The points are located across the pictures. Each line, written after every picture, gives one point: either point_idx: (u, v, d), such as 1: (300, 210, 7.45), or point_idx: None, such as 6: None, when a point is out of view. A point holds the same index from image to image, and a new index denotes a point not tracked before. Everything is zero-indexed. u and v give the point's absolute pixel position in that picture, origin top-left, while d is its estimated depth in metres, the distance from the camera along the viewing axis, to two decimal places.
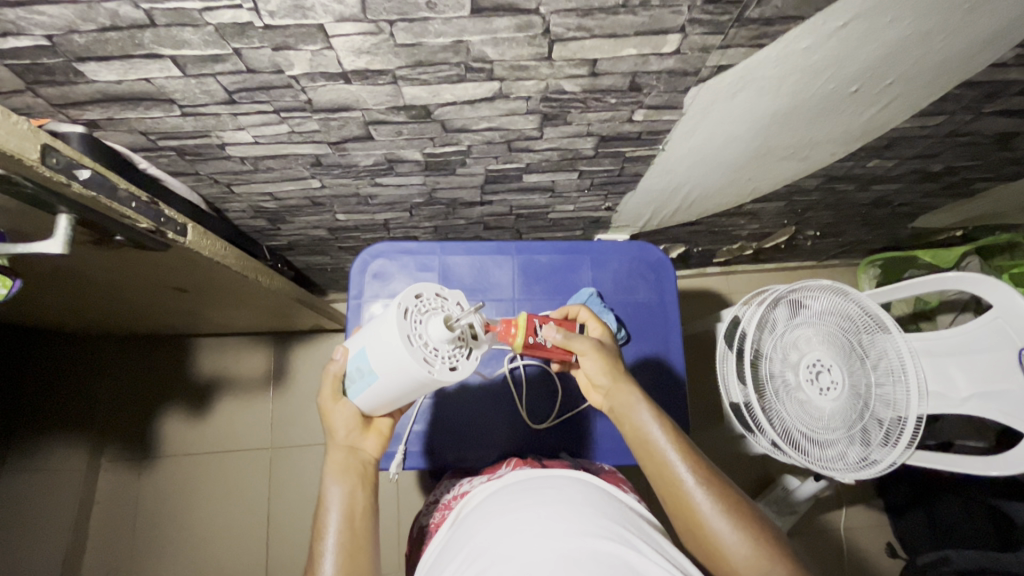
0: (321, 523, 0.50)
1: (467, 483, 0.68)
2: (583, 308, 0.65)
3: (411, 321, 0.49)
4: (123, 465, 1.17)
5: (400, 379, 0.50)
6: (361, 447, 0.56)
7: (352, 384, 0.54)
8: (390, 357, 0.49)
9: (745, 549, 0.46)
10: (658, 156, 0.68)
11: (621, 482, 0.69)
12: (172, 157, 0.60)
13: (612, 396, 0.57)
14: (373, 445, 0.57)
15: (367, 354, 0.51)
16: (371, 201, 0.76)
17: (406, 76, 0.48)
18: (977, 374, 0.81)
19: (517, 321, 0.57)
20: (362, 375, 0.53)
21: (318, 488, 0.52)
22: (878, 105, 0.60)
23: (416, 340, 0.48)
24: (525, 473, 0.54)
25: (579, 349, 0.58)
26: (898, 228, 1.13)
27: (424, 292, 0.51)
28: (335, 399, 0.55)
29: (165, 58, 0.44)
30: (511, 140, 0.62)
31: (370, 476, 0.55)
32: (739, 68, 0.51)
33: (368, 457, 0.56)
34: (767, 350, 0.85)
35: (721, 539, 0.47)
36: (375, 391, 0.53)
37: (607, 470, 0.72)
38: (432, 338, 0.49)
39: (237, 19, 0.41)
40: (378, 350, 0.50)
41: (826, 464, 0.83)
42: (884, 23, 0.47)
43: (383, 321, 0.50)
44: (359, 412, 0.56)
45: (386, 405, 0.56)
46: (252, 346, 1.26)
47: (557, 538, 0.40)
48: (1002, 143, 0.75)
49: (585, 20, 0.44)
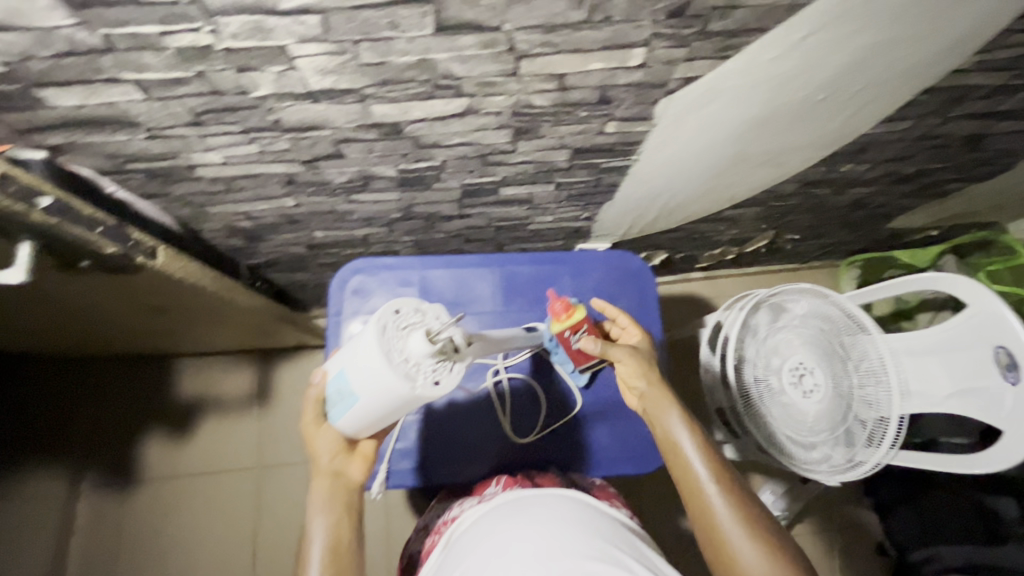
0: (305, 557, 0.51)
1: (455, 508, 0.66)
2: (625, 315, 0.72)
3: (390, 337, 0.49)
4: (104, 490, 1.15)
5: (382, 400, 0.49)
6: (345, 472, 0.54)
7: (331, 408, 0.53)
8: (371, 376, 0.49)
9: (757, 559, 0.47)
10: (633, 167, 0.69)
11: (613, 496, 0.71)
12: (142, 181, 0.59)
13: (646, 397, 0.60)
14: (357, 469, 0.55)
15: (348, 375, 0.50)
16: (348, 217, 0.75)
17: (375, 94, 0.48)
18: (956, 374, 0.85)
19: (572, 313, 0.68)
20: (344, 397, 0.51)
21: (305, 520, 0.53)
22: (848, 111, 0.60)
23: (396, 357, 0.48)
24: (513, 493, 0.53)
25: (617, 356, 0.62)
26: (876, 230, 1.14)
27: (402, 306, 0.50)
28: (318, 425, 0.54)
29: (127, 82, 0.43)
30: (484, 154, 0.62)
31: (355, 505, 0.54)
32: (706, 79, 0.52)
33: (353, 483, 0.54)
34: (749, 355, 0.94)
35: (734, 547, 0.48)
36: (358, 413, 0.51)
37: (600, 486, 0.73)
38: (413, 353, 0.49)
39: (198, 43, 0.40)
40: (357, 373, 0.49)
41: (811, 466, 0.91)
42: (846, 34, 0.47)
43: (362, 339, 0.50)
44: (342, 436, 0.54)
45: (370, 429, 0.54)
46: (236, 363, 1.25)
47: (546, 563, 0.39)
48: (971, 145, 0.76)
49: (550, 36, 0.44)
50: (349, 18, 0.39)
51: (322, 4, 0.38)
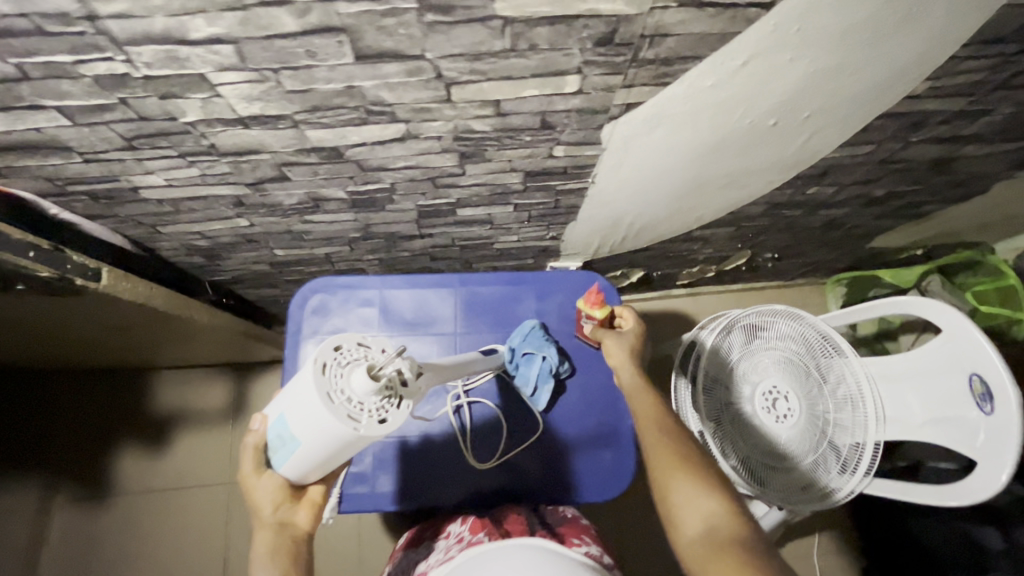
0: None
1: (423, 555, 0.66)
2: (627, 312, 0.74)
3: (331, 376, 0.47)
4: (75, 505, 1.14)
5: (326, 441, 0.48)
6: (292, 520, 0.54)
7: (274, 454, 0.53)
8: (310, 418, 0.48)
9: (679, 483, 0.53)
10: (590, 189, 0.68)
11: (584, 530, 0.67)
12: (87, 202, 0.58)
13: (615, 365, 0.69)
14: (304, 516, 0.55)
15: (286, 419, 0.50)
16: (306, 236, 0.74)
17: (306, 120, 0.48)
18: (931, 402, 0.83)
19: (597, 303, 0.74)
20: (285, 442, 0.51)
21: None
22: (803, 135, 0.59)
23: (338, 397, 0.47)
24: (474, 550, 0.52)
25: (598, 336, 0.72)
26: (857, 249, 1.12)
27: (344, 342, 0.48)
28: (256, 474, 0.53)
29: (50, 108, 0.43)
30: (434, 177, 0.61)
31: (301, 554, 0.53)
32: (648, 105, 0.51)
33: (299, 531, 0.54)
34: (722, 376, 0.93)
35: (662, 474, 0.55)
36: (301, 457, 0.51)
37: (570, 519, 0.70)
38: (356, 392, 0.47)
39: (114, 71, 0.40)
40: (299, 416, 0.48)
41: (784, 495, 0.88)
42: (784, 61, 0.46)
43: (302, 378, 0.48)
44: (284, 482, 0.54)
45: (317, 472, 0.53)
46: (212, 377, 1.24)
47: None
48: (940, 168, 0.74)
49: (476, 64, 0.43)
50: (264, 47, 0.39)
51: (233, 34, 0.37)
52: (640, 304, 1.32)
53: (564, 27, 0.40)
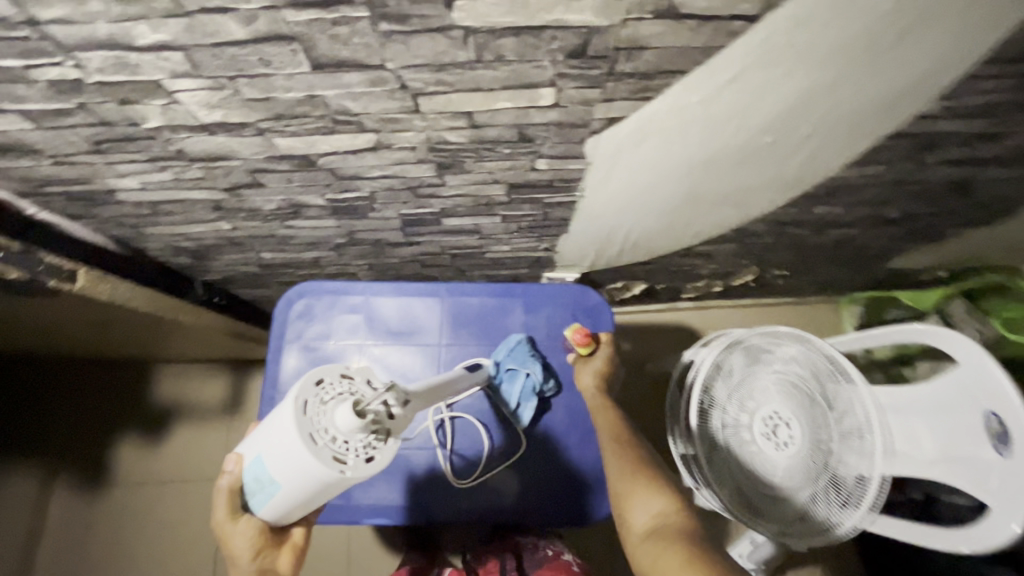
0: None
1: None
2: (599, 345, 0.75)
3: (313, 416, 0.45)
4: (74, 491, 1.17)
5: (307, 484, 0.46)
6: (271, 567, 0.52)
7: (252, 497, 0.50)
8: (290, 462, 0.46)
9: (637, 490, 0.61)
10: (579, 202, 0.65)
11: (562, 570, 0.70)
12: (65, 203, 0.58)
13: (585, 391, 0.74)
14: (285, 562, 0.53)
15: (265, 462, 0.48)
16: (291, 241, 0.73)
17: (272, 128, 0.46)
18: (943, 438, 0.78)
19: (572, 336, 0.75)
20: (264, 486, 0.49)
21: None
22: (803, 154, 0.56)
23: (321, 438, 0.45)
24: None
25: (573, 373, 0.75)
26: (874, 269, 1.06)
27: (325, 376, 0.46)
28: (233, 520, 0.50)
29: (11, 111, 0.42)
30: (413, 187, 0.59)
31: None
32: (632, 119, 0.48)
33: None
34: (720, 399, 0.87)
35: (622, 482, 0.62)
36: (282, 500, 0.49)
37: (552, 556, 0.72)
38: (340, 431, 0.45)
39: (67, 76, 0.39)
40: (277, 459, 0.46)
41: (780, 526, 0.84)
42: (776, 77, 0.43)
43: (282, 417, 0.46)
44: (264, 526, 0.51)
45: (297, 513, 0.51)
46: (211, 372, 1.25)
47: None
48: (960, 191, 0.69)
49: (442, 74, 0.41)
50: (216, 55, 0.37)
51: (180, 41, 0.36)
52: (644, 315, 1.28)
53: (530, 38, 0.37)
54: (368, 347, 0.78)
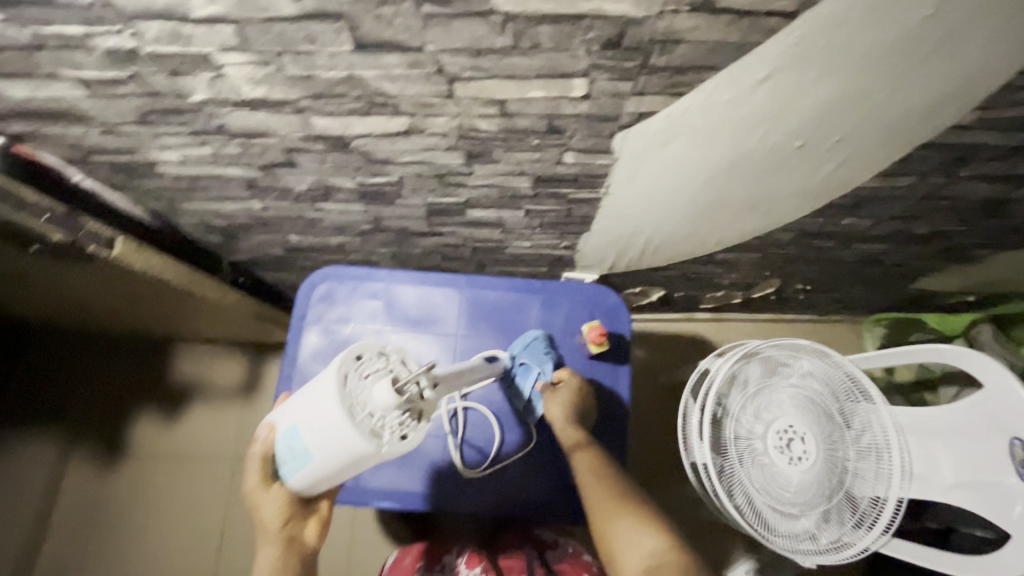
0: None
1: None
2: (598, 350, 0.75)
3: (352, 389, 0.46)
4: (90, 462, 1.19)
5: (342, 455, 0.47)
6: (297, 536, 0.54)
7: (283, 465, 0.51)
8: (327, 433, 0.46)
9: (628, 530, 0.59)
10: (604, 200, 0.66)
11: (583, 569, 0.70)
12: (108, 172, 0.60)
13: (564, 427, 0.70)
14: (311, 532, 0.55)
15: (301, 432, 0.48)
16: (319, 224, 0.75)
17: (311, 107, 0.48)
18: (963, 463, 0.77)
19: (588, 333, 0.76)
20: (297, 455, 0.49)
21: None
22: (832, 162, 0.55)
23: (360, 411, 0.45)
24: None
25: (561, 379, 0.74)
26: (899, 289, 1.04)
27: (365, 351, 0.47)
28: (265, 487, 0.52)
29: (68, 78, 0.45)
30: (442, 175, 0.60)
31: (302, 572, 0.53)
32: (662, 116, 0.48)
33: (305, 547, 0.54)
34: (734, 409, 0.85)
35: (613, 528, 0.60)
36: (313, 471, 0.49)
37: (570, 555, 0.72)
38: (378, 406, 0.46)
39: (124, 45, 0.41)
40: (315, 430, 0.47)
41: (794, 544, 0.81)
42: (809, 79, 0.43)
43: (321, 388, 0.46)
44: (292, 497, 0.53)
45: (323, 485, 0.52)
46: (229, 354, 1.27)
47: None
48: (992, 210, 0.68)
49: (479, 60, 0.42)
50: (265, 30, 0.39)
51: (233, 15, 0.37)
52: (660, 324, 1.27)
53: (567, 27, 0.38)
54: (385, 333, 0.79)
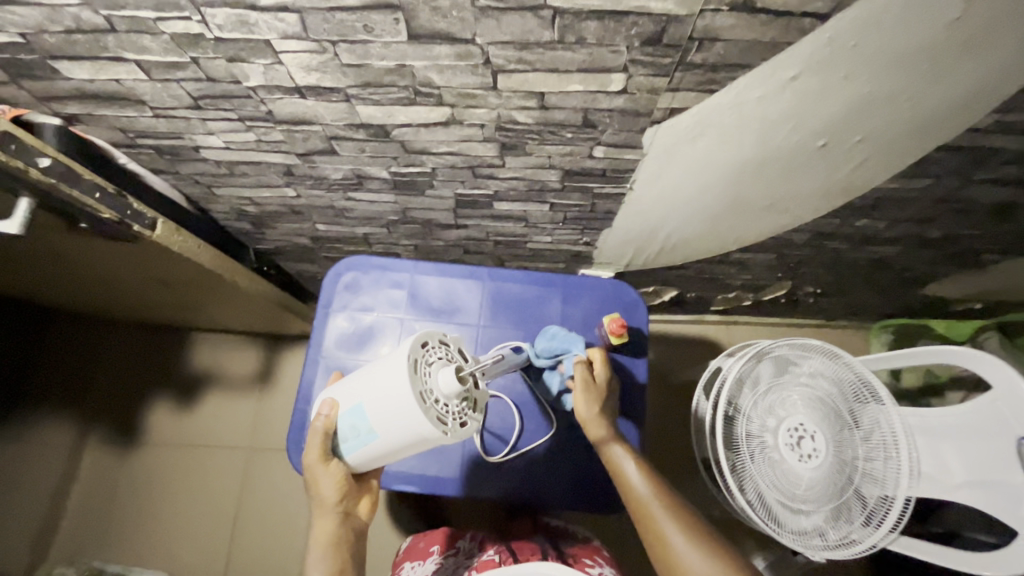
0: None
1: (430, 566, 0.70)
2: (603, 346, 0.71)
3: (421, 376, 0.51)
4: (105, 447, 1.20)
5: (407, 437, 0.52)
6: (353, 510, 0.60)
7: (345, 442, 0.56)
8: (396, 416, 0.51)
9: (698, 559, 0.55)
10: (628, 196, 0.68)
11: (593, 555, 0.70)
12: (152, 156, 0.63)
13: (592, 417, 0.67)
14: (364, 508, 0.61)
15: (365, 412, 0.54)
16: (348, 214, 0.77)
17: (358, 95, 0.50)
18: (971, 462, 0.79)
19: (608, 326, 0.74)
20: (359, 433, 0.55)
21: (309, 554, 0.56)
22: (852, 162, 0.57)
23: (428, 397, 0.51)
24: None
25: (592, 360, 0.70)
26: (908, 295, 1.06)
27: (429, 340, 0.53)
28: (324, 462, 0.57)
29: (131, 61, 0.47)
30: (474, 166, 0.62)
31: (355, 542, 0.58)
32: (693, 111, 0.50)
33: (358, 520, 0.60)
34: (745, 407, 0.86)
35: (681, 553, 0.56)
36: (371, 449, 0.55)
37: (582, 543, 0.73)
38: (442, 394, 0.51)
39: (190, 31, 0.43)
40: (384, 413, 0.52)
41: (801, 538, 0.83)
42: (837, 79, 0.45)
43: (390, 373, 0.52)
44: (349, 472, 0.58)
45: (375, 463, 0.58)
46: (243, 344, 1.28)
47: None
48: (1003, 214, 0.70)
49: (524, 53, 0.44)
50: (326, 19, 0.41)
51: (298, 3, 0.40)
52: (671, 325, 1.29)
53: (612, 23, 0.41)
54: (408, 322, 0.81)
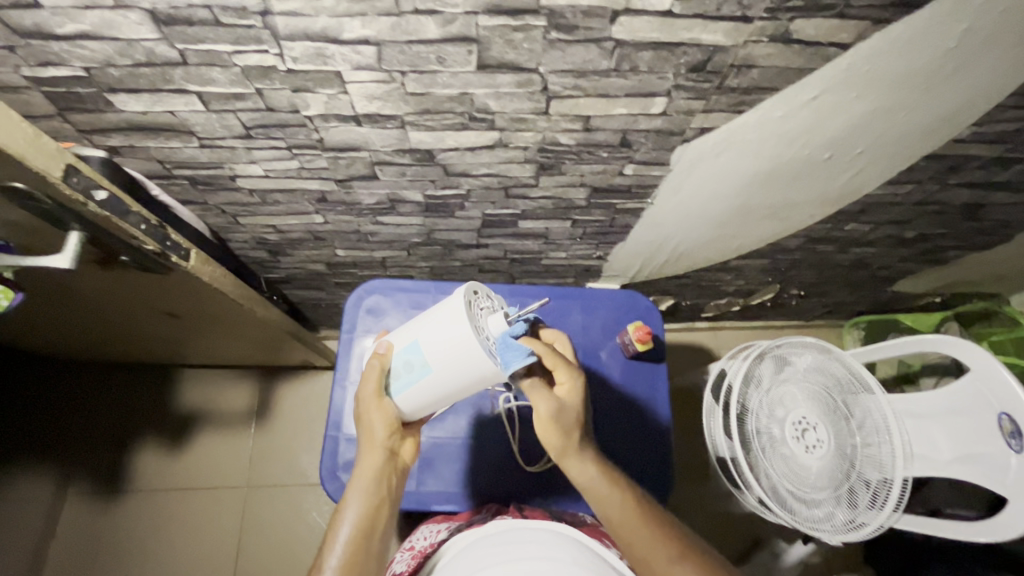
0: (335, 528, 0.54)
1: (443, 527, 0.69)
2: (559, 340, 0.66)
3: (474, 314, 0.54)
4: (89, 499, 1.12)
5: (460, 370, 0.55)
6: (399, 452, 0.61)
7: (396, 380, 0.59)
8: (452, 349, 0.54)
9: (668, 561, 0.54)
10: (647, 209, 0.72)
11: (603, 535, 0.66)
12: (184, 186, 0.63)
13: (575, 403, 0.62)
14: (408, 451, 0.62)
15: (421, 347, 0.56)
16: (371, 238, 0.78)
17: (414, 121, 0.52)
18: (959, 439, 0.86)
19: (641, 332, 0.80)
20: (414, 368, 0.57)
21: (351, 483, 0.57)
22: (851, 170, 0.64)
23: (481, 332, 0.54)
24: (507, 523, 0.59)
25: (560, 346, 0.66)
26: (879, 292, 1.16)
27: (478, 289, 0.57)
28: (379, 399, 0.59)
29: (192, 93, 0.48)
30: (508, 187, 0.65)
31: (397, 483, 0.59)
32: (721, 130, 0.55)
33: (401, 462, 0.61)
34: (752, 405, 0.90)
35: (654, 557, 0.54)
36: (423, 384, 0.57)
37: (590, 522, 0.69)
38: (493, 332, 0.55)
39: (263, 63, 0.44)
40: (439, 346, 0.55)
41: (815, 525, 0.87)
42: (850, 98, 0.51)
43: (444, 315, 0.55)
44: (398, 414, 0.59)
45: (423, 406, 0.59)
46: (237, 378, 1.24)
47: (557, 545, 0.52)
48: (969, 213, 0.79)
49: (580, 81, 0.48)
50: (402, 51, 0.43)
51: (380, 37, 0.42)
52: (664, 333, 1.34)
53: (665, 53, 0.45)
54: None
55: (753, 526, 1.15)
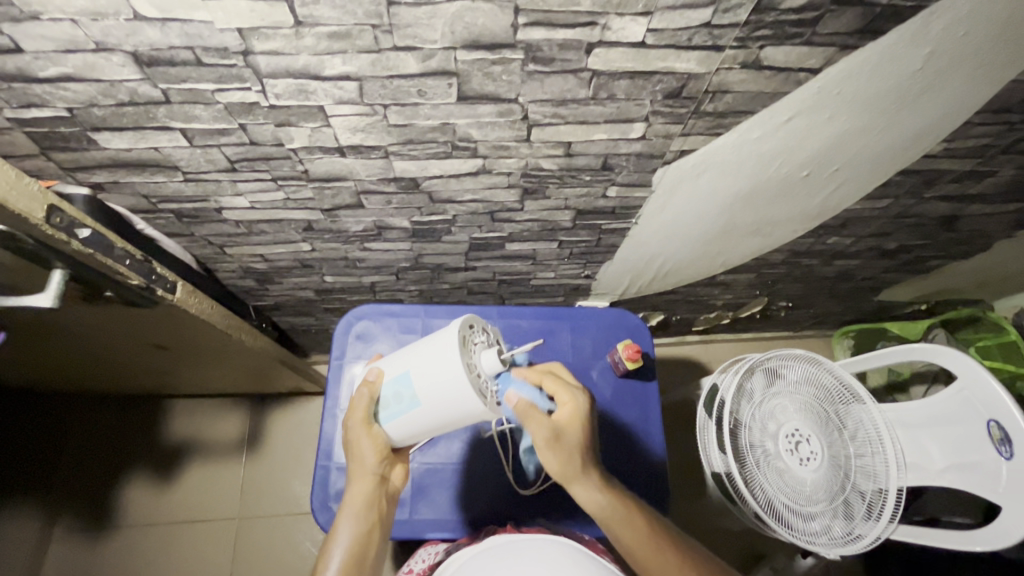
0: (327, 554, 0.55)
1: (442, 549, 0.71)
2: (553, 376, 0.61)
3: (468, 351, 0.54)
4: (77, 537, 1.10)
5: (448, 407, 0.54)
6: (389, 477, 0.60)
7: (385, 409, 0.58)
8: (441, 384, 0.54)
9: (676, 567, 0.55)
10: (631, 229, 0.73)
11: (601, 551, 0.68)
12: (170, 220, 0.63)
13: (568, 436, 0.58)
14: (399, 475, 0.62)
15: (412, 379, 0.56)
16: (359, 264, 0.78)
17: (398, 151, 0.53)
18: (949, 447, 0.86)
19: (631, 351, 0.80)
20: (403, 400, 0.57)
21: (341, 510, 0.57)
22: (830, 187, 0.65)
23: (473, 370, 0.53)
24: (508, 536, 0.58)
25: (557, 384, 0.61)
26: (865, 302, 1.18)
27: (475, 321, 0.56)
28: (367, 425, 0.58)
29: (175, 130, 0.48)
30: (493, 211, 0.66)
31: (386, 508, 0.59)
32: (700, 153, 0.57)
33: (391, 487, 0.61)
34: (745, 419, 0.89)
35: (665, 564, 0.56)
36: (413, 416, 0.57)
37: (587, 539, 0.70)
38: (485, 370, 0.54)
39: (246, 100, 0.45)
40: (428, 380, 0.54)
41: (811, 539, 0.87)
42: (823, 119, 0.53)
43: (436, 349, 0.55)
44: (387, 440, 0.59)
45: (410, 435, 0.59)
46: (227, 407, 1.22)
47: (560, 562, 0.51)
48: (947, 225, 0.81)
49: (560, 109, 0.49)
50: (383, 85, 0.44)
51: (360, 72, 0.43)
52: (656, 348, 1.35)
53: (640, 81, 0.46)
54: None
55: (751, 540, 1.14)
